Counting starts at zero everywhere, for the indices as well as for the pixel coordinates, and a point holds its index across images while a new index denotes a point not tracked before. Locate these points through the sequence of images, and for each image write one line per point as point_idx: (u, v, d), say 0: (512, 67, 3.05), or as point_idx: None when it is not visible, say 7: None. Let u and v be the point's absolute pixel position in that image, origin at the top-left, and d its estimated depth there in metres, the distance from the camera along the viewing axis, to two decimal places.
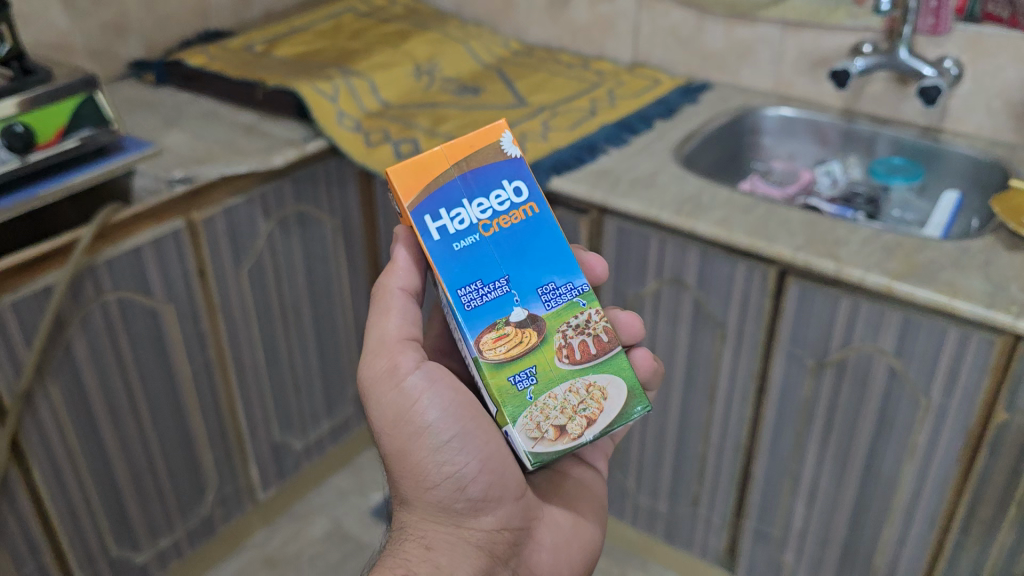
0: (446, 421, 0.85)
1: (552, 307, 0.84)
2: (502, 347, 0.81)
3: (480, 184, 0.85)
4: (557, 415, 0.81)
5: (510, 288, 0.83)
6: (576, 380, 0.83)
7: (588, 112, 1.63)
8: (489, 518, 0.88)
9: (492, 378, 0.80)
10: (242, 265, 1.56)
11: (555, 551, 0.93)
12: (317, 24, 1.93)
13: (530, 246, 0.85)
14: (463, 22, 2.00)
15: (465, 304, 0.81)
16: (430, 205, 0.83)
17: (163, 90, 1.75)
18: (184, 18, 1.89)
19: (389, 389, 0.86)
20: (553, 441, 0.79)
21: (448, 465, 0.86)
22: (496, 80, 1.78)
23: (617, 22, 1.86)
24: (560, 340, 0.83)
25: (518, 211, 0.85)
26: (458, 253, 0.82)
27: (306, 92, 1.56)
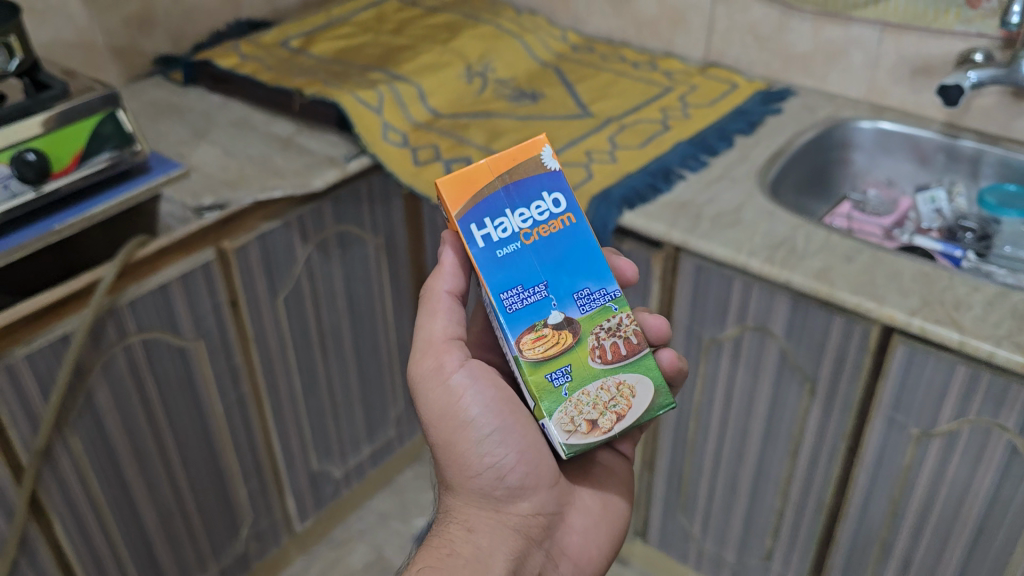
0: (488, 415, 0.85)
1: (587, 311, 0.81)
2: (540, 347, 0.79)
3: (524, 193, 0.81)
4: (590, 412, 0.79)
5: (548, 293, 0.80)
6: (607, 376, 0.80)
7: (659, 126, 1.46)
8: (527, 504, 0.87)
9: (530, 375, 0.78)
10: (279, 294, 1.43)
11: (590, 535, 0.91)
12: (358, 14, 1.77)
13: (569, 252, 0.82)
14: (517, 11, 1.83)
15: (506, 308, 0.78)
16: (475, 214, 0.80)
17: (192, 91, 1.61)
18: (213, 9, 1.74)
19: (434, 385, 0.85)
20: (587, 436, 0.78)
21: (487, 456, 0.85)
22: (554, 82, 1.62)
23: (688, 16, 1.68)
24: (594, 341, 0.80)
25: (558, 220, 0.82)
26: (500, 260, 0.80)
27: (347, 103, 1.42)
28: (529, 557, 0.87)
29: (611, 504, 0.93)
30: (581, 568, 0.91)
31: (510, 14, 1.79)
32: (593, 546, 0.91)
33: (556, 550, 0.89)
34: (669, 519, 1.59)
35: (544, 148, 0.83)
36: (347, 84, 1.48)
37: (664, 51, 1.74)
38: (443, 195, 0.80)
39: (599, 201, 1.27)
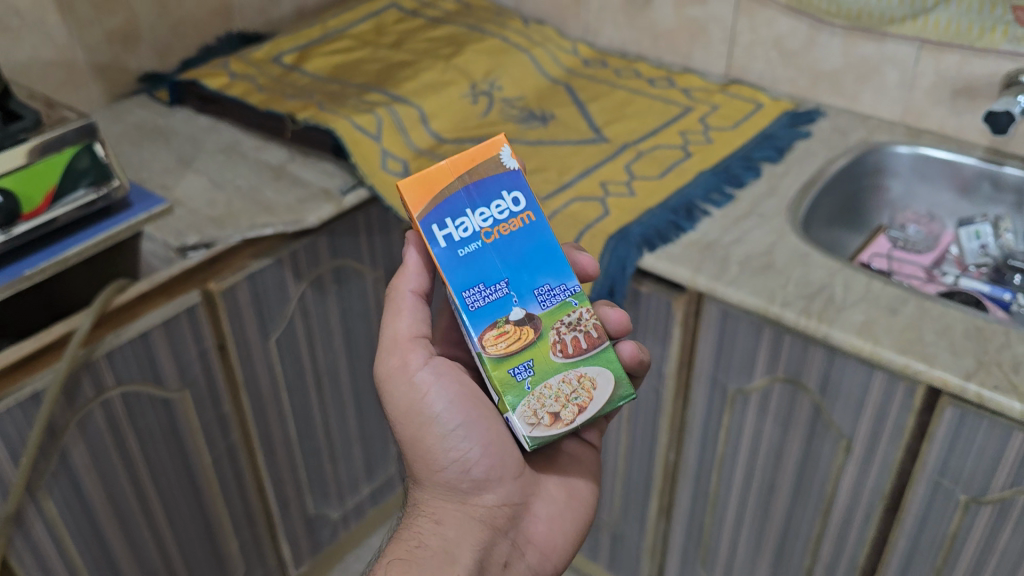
0: (451, 412, 0.83)
1: (547, 307, 0.80)
2: (502, 344, 0.78)
3: (484, 192, 0.80)
4: (553, 405, 0.78)
5: (509, 290, 0.79)
6: (568, 369, 0.79)
7: (680, 153, 1.35)
8: (493, 496, 0.86)
9: (494, 371, 0.78)
10: (271, 336, 1.33)
11: (559, 521, 0.89)
12: (356, 26, 1.67)
13: (529, 248, 0.80)
14: (526, 21, 1.72)
15: (469, 307, 0.78)
16: (437, 214, 0.78)
17: (178, 111, 1.51)
18: (202, 21, 1.64)
19: (397, 382, 0.84)
20: (548, 427, 0.77)
21: (451, 452, 0.84)
22: (566, 101, 1.51)
23: (709, 29, 1.57)
24: (555, 335, 0.79)
25: (518, 218, 0.80)
26: (463, 260, 0.79)
27: (342, 129, 1.31)
28: (494, 546, 0.86)
29: (579, 488, 0.92)
30: (548, 557, 0.90)
31: (518, 24, 1.69)
32: (558, 533, 0.89)
33: (523, 539, 0.89)
34: (687, 569, 1.49)
35: (504, 148, 0.81)
36: (343, 106, 1.38)
37: (682, 64, 1.64)
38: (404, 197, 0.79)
39: (617, 241, 1.16)
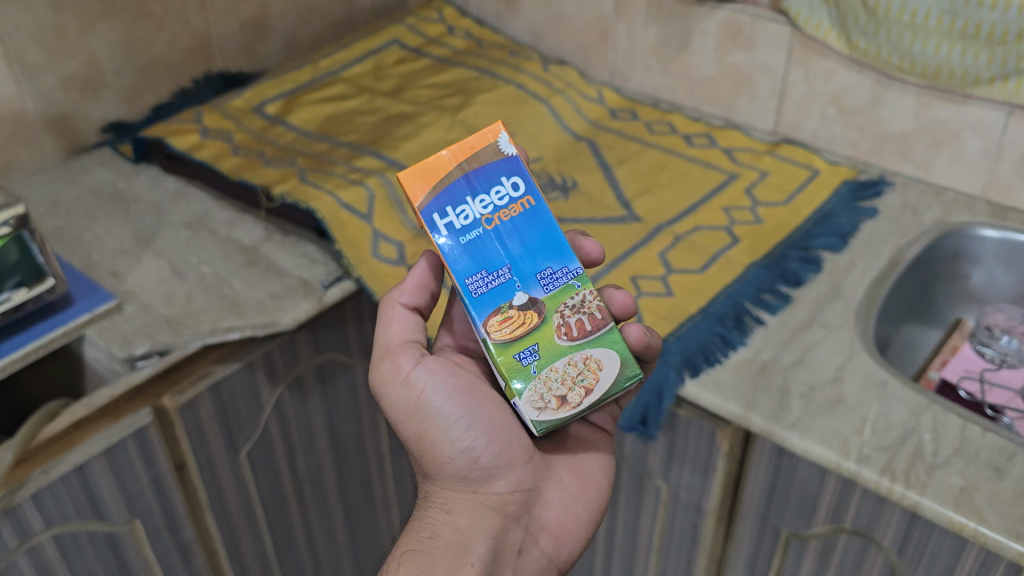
0: (453, 407, 0.75)
1: (550, 290, 0.75)
2: (509, 329, 0.73)
3: (485, 178, 0.75)
4: (560, 389, 0.72)
5: (511, 276, 0.74)
6: (574, 352, 0.74)
7: (725, 239, 1.15)
8: (503, 483, 0.78)
9: (500, 358, 0.73)
10: (240, 448, 1.13)
11: (572, 503, 0.82)
12: (352, 68, 1.47)
13: (530, 233, 0.75)
14: (544, 62, 1.52)
15: (474, 293, 0.73)
16: (439, 202, 0.73)
17: (144, 170, 1.32)
18: (176, 62, 1.45)
19: (395, 384, 0.76)
20: (557, 410, 0.72)
21: (454, 444, 0.76)
22: (589, 163, 1.31)
23: (756, 79, 1.37)
24: (559, 319, 0.74)
25: (517, 204, 0.75)
26: (466, 248, 0.74)
27: (326, 209, 1.11)
28: (506, 534, 0.77)
29: (585, 466, 0.84)
30: (563, 541, 0.81)
31: (536, 66, 1.48)
32: (572, 516, 0.81)
33: (537, 525, 0.80)
34: None
35: (500, 136, 0.75)
36: (329, 175, 1.17)
37: (723, 117, 1.43)
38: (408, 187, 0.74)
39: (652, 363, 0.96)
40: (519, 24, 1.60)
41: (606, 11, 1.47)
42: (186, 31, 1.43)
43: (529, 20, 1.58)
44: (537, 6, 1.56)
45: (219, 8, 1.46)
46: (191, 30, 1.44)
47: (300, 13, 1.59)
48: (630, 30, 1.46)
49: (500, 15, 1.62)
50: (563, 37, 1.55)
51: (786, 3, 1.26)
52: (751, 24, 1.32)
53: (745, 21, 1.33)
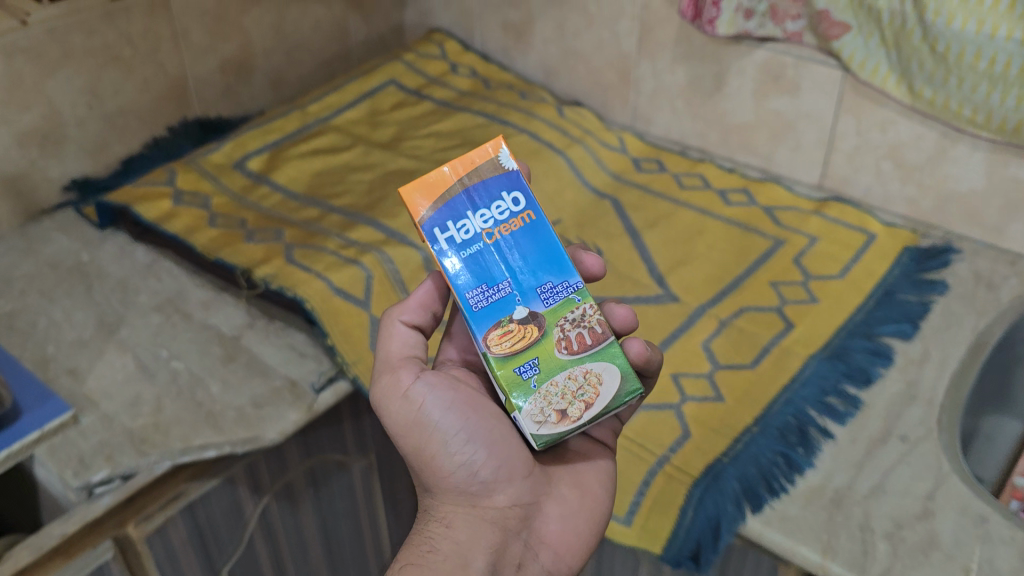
0: (453, 419, 0.65)
1: (550, 303, 0.65)
2: (508, 342, 0.64)
3: (486, 189, 0.66)
4: (562, 404, 0.63)
5: (511, 291, 0.65)
6: (575, 365, 0.64)
7: (776, 324, 1.00)
8: (504, 495, 0.67)
9: (497, 372, 0.64)
10: (220, 569, 0.98)
11: (579, 515, 0.70)
12: (344, 114, 1.32)
13: (533, 249, 0.66)
14: (559, 105, 1.37)
15: (472, 308, 0.64)
16: (438, 216, 0.65)
17: (110, 238, 1.16)
18: (148, 109, 1.29)
19: (391, 397, 0.66)
20: (558, 424, 0.62)
21: (452, 457, 0.66)
22: (614, 226, 1.16)
23: (799, 127, 1.22)
24: (559, 332, 0.65)
25: (518, 218, 0.66)
26: (465, 263, 0.65)
27: (316, 295, 0.95)
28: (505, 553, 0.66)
29: (589, 469, 0.72)
30: (563, 559, 0.69)
31: (549, 109, 1.33)
32: (575, 532, 0.70)
33: (535, 539, 0.69)
34: None
35: (503, 148, 0.67)
36: (319, 250, 1.02)
37: (761, 168, 1.29)
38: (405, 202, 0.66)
39: (708, 490, 0.82)
40: (530, 60, 1.45)
41: (628, 48, 1.32)
42: (159, 75, 1.28)
43: (540, 56, 1.43)
44: (550, 41, 1.40)
45: (195, 48, 1.30)
46: (164, 73, 1.28)
47: (286, 50, 1.43)
48: (656, 70, 1.31)
49: (507, 50, 1.47)
50: (579, 75, 1.40)
51: (837, 44, 1.11)
52: (795, 65, 1.18)
53: (788, 63, 1.18)
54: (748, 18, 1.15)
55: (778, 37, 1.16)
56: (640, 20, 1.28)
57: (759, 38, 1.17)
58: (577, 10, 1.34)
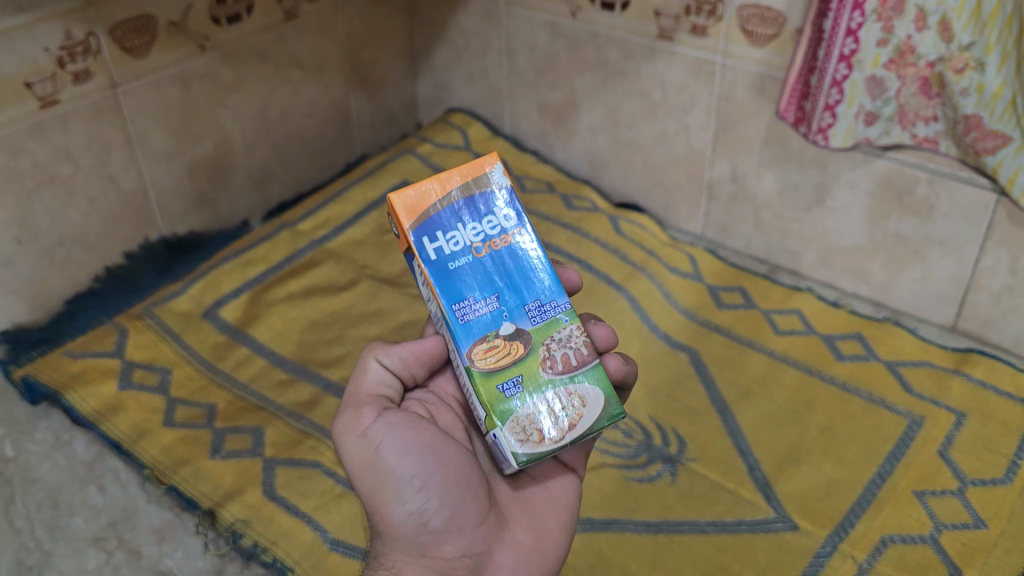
0: (410, 462, 0.56)
1: (538, 321, 0.56)
2: (492, 358, 0.55)
3: (478, 202, 0.58)
4: (548, 426, 0.54)
5: (499, 307, 0.56)
6: (560, 381, 0.55)
7: (934, 572, 0.73)
8: (455, 545, 0.57)
9: (478, 389, 0.54)
10: None
11: (537, 556, 0.60)
12: (345, 231, 1.06)
13: (523, 266, 0.57)
14: (614, 213, 1.12)
15: (458, 321, 0.55)
16: (426, 223, 0.56)
17: (43, 422, 0.88)
18: (100, 232, 1.01)
19: (347, 434, 0.57)
20: (542, 444, 0.53)
21: (401, 502, 0.56)
22: (697, 397, 0.90)
23: (927, 255, 0.95)
24: (546, 350, 0.56)
25: (509, 235, 0.58)
26: (453, 276, 0.56)
27: (303, 558, 0.72)
28: None
29: (548, 488, 0.63)
30: None
31: (603, 223, 1.09)
32: None
33: None
34: None
35: (497, 165, 0.59)
36: (313, 473, 0.79)
37: (871, 299, 1.02)
38: (392, 209, 0.57)
39: None
40: (573, 150, 1.19)
41: (701, 145, 1.05)
42: (109, 191, 1.00)
43: (586, 145, 1.17)
44: (598, 129, 1.14)
45: (156, 154, 1.03)
46: (117, 188, 1.00)
47: (273, 143, 1.16)
48: (736, 173, 1.04)
49: (545, 135, 1.20)
50: (634, 172, 1.14)
51: (991, 160, 0.82)
52: (928, 182, 0.90)
53: (920, 178, 0.91)
54: (870, 124, 0.87)
55: (906, 143, 0.88)
56: (717, 113, 1.01)
57: (882, 146, 0.90)
58: (635, 95, 1.07)
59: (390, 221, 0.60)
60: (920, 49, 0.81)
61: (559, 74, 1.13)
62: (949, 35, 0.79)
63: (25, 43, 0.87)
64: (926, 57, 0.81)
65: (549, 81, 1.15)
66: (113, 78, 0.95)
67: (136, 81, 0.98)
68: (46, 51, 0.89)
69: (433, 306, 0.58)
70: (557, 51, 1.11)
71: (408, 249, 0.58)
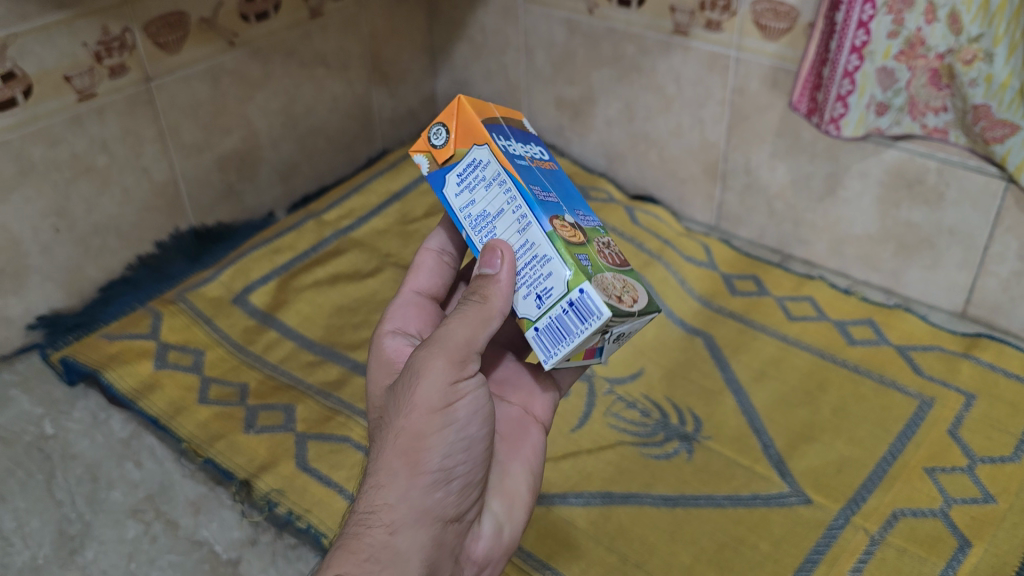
0: (470, 429, 0.53)
1: (586, 223, 0.59)
2: (566, 233, 0.55)
3: (520, 134, 0.62)
4: (620, 294, 0.55)
5: (559, 202, 0.58)
6: (617, 269, 0.57)
7: (944, 544, 0.76)
8: (456, 516, 0.54)
9: (563, 250, 0.54)
10: None
11: (509, 527, 0.59)
12: (368, 222, 1.09)
13: (563, 186, 0.61)
14: (629, 203, 1.15)
15: (536, 197, 0.55)
16: (492, 126, 0.59)
17: (80, 402, 0.91)
18: (133, 221, 1.04)
19: (437, 370, 0.52)
20: (621, 305, 0.54)
21: (443, 456, 0.52)
22: (711, 377, 0.93)
23: (937, 244, 0.97)
24: (599, 244, 0.58)
25: (547, 163, 0.62)
26: (522, 168, 0.58)
27: (335, 525, 0.75)
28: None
29: (520, 447, 0.61)
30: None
31: (618, 213, 1.12)
32: (499, 551, 0.58)
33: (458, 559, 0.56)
34: None
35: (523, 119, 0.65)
36: (343, 447, 0.82)
37: (882, 287, 1.05)
38: (461, 107, 0.59)
39: None
40: (589, 143, 1.21)
41: (716, 138, 1.08)
42: (143, 182, 1.03)
43: (602, 139, 1.19)
44: (614, 123, 1.17)
45: (188, 146, 1.06)
46: (150, 179, 1.04)
47: (298, 137, 1.20)
48: (750, 165, 1.07)
49: (562, 129, 1.23)
50: (648, 165, 1.17)
51: (1000, 148, 0.85)
52: (938, 171, 0.93)
53: (930, 167, 0.93)
54: (882, 114, 0.89)
55: (916, 134, 0.91)
56: (731, 106, 1.04)
57: (892, 136, 0.92)
58: (650, 89, 1.10)
59: (440, 128, 0.60)
60: (929, 41, 0.83)
61: (576, 69, 1.16)
62: (958, 27, 0.81)
63: (65, 38, 0.91)
64: (936, 49, 0.84)
65: (566, 76, 1.18)
66: (146, 72, 0.99)
67: (169, 75, 1.01)
68: (84, 46, 0.93)
69: (493, 197, 0.57)
70: (574, 46, 1.14)
71: (471, 146, 0.58)
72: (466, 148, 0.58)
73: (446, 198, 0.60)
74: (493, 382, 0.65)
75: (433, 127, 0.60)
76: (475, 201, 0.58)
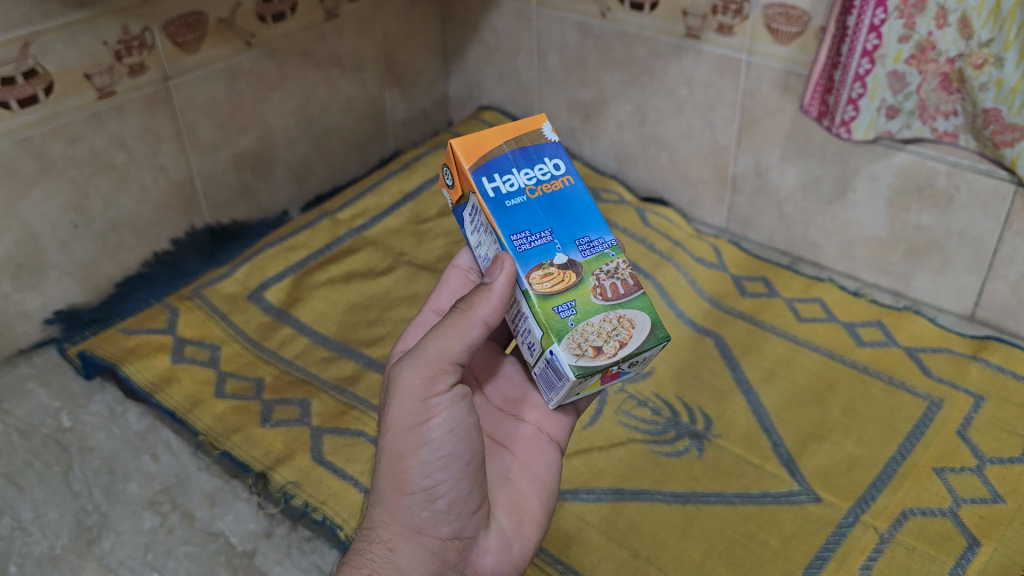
0: (447, 444, 0.54)
1: (587, 253, 0.58)
2: (548, 283, 0.57)
3: (529, 153, 0.61)
4: (600, 344, 0.56)
5: (552, 241, 0.58)
6: (614, 305, 0.57)
7: (953, 543, 0.76)
8: (452, 529, 0.55)
9: (536, 310, 0.56)
10: None
11: (518, 542, 0.58)
12: (381, 221, 1.10)
13: (573, 207, 0.60)
14: (640, 205, 1.16)
15: (517, 250, 0.57)
16: (485, 164, 0.59)
17: (97, 396, 0.92)
18: (150, 218, 1.05)
19: (408, 391, 0.54)
20: (597, 358, 0.55)
21: (420, 476, 0.54)
22: (721, 377, 0.94)
23: (946, 248, 0.98)
24: (596, 280, 0.58)
25: (559, 181, 0.60)
26: (510, 212, 0.58)
27: (351, 518, 0.76)
28: None
29: (530, 465, 0.61)
30: None
31: (630, 215, 1.13)
32: (510, 565, 0.58)
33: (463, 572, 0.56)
34: None
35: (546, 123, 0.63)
36: (358, 441, 0.83)
37: (892, 289, 1.06)
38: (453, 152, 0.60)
39: None
40: (600, 146, 1.22)
41: (726, 140, 1.09)
42: (160, 180, 1.04)
43: (614, 141, 1.20)
44: (626, 126, 1.18)
45: (204, 145, 1.08)
46: (167, 177, 1.05)
47: (313, 137, 1.21)
48: (760, 167, 1.08)
49: (574, 132, 1.24)
50: (659, 168, 1.18)
51: (1010, 152, 0.85)
52: (948, 175, 0.94)
53: (940, 171, 0.94)
54: (892, 118, 0.90)
55: (927, 137, 0.92)
56: (742, 109, 1.05)
57: (902, 140, 0.93)
58: (663, 92, 1.11)
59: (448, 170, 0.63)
60: (940, 46, 0.84)
61: (589, 72, 1.17)
62: (968, 32, 0.82)
63: (86, 37, 0.92)
64: (946, 54, 0.84)
65: (578, 79, 1.19)
66: (165, 71, 1.00)
67: (187, 74, 1.02)
68: (105, 45, 0.94)
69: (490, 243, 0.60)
70: (587, 50, 1.15)
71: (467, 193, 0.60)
72: (466, 193, 0.61)
73: (466, 233, 0.64)
74: (507, 401, 0.65)
75: (444, 168, 0.64)
76: (482, 243, 0.62)
